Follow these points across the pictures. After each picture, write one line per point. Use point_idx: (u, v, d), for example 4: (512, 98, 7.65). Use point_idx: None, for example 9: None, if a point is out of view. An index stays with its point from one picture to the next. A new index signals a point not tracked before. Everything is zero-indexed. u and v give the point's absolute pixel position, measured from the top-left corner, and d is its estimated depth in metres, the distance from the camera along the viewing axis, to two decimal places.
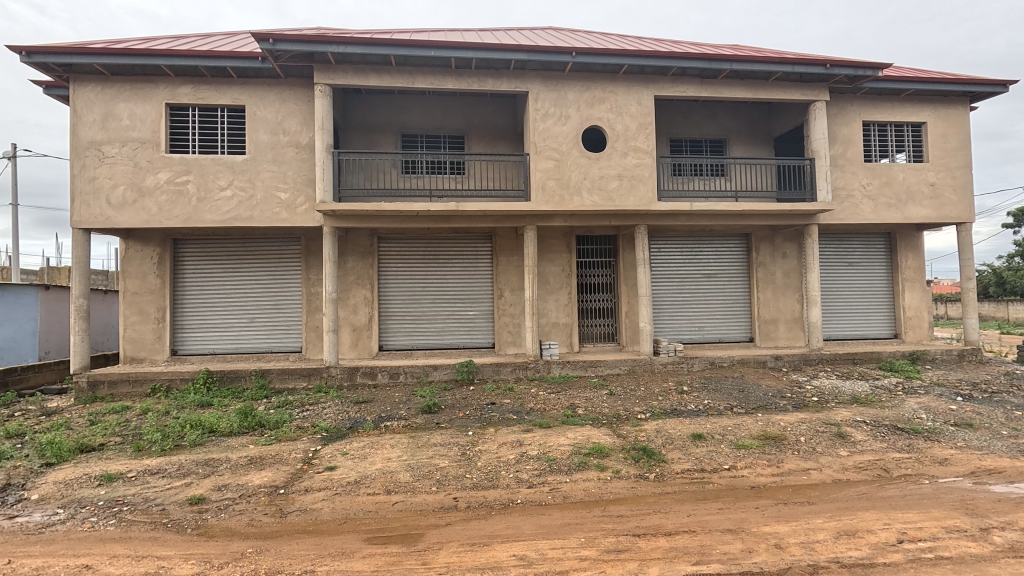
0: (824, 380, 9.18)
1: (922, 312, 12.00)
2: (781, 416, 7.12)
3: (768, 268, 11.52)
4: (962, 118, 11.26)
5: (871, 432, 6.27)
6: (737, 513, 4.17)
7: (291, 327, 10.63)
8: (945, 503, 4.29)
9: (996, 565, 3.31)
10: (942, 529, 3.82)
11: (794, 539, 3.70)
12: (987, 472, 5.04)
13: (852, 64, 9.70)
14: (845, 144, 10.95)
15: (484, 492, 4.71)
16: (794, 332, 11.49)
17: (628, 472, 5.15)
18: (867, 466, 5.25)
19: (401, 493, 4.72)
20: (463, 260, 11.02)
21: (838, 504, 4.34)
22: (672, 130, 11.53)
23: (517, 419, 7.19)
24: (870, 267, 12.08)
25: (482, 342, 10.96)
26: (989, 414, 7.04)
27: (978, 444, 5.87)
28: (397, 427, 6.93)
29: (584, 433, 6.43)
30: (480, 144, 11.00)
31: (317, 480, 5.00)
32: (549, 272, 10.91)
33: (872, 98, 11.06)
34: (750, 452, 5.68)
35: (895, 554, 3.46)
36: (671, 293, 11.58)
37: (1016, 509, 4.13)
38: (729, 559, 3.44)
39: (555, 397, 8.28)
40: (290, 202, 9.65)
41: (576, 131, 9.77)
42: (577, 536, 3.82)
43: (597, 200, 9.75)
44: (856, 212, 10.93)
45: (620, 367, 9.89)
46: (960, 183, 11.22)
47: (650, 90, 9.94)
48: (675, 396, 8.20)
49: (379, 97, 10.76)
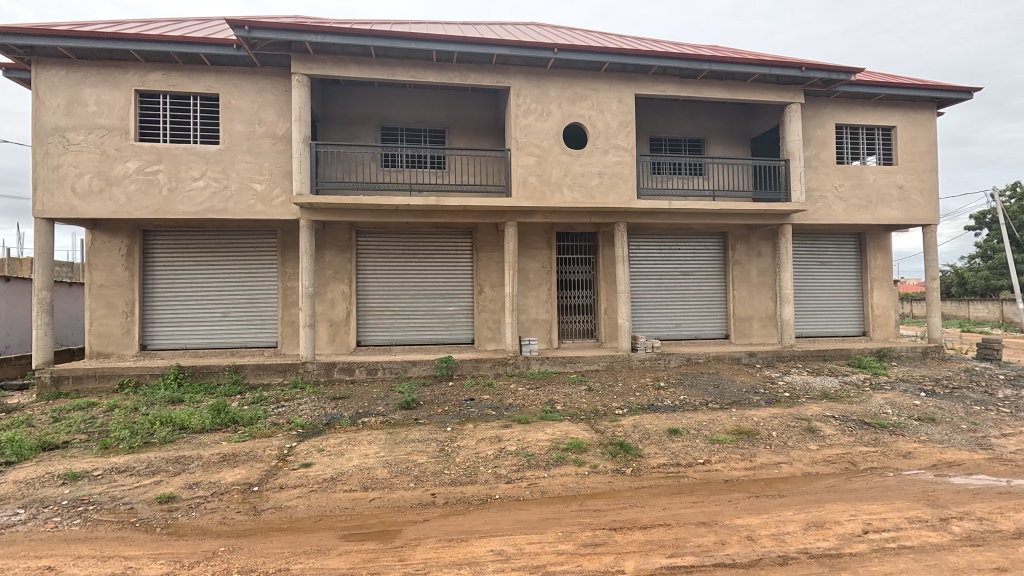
0: (796, 376, 9.40)
1: (889, 310, 12.40)
2: (754, 411, 7.28)
3: (744, 266, 11.77)
4: (930, 123, 11.63)
5: (839, 426, 6.48)
6: (710, 506, 4.26)
7: (266, 321, 10.45)
8: (908, 495, 4.45)
9: (954, 554, 3.45)
10: (904, 520, 3.97)
11: (765, 531, 3.80)
12: (947, 464, 5.25)
13: (827, 68, 9.94)
14: (818, 146, 11.19)
15: (462, 488, 4.71)
16: (767, 330, 11.77)
17: (606, 467, 5.20)
18: (835, 459, 5.41)
19: (378, 489, 4.67)
20: (442, 254, 10.94)
21: (807, 497, 4.45)
22: (652, 129, 11.63)
23: (497, 415, 7.19)
24: (841, 266, 12.42)
25: (462, 338, 10.94)
26: (950, 409, 7.32)
27: (939, 438, 6.11)
28: (375, 423, 6.87)
29: (562, 429, 6.47)
30: (461, 138, 10.93)
31: (292, 477, 4.92)
32: (529, 268, 10.89)
33: (844, 101, 11.33)
34: (724, 446, 5.81)
35: (861, 545, 3.58)
36: (650, 289, 11.69)
37: (973, 500, 4.32)
38: (702, 551, 3.51)
39: (533, 393, 8.30)
40: (265, 194, 9.46)
41: (557, 128, 9.78)
42: (554, 530, 3.86)
43: (578, 197, 9.79)
44: (828, 213, 11.20)
45: (598, 363, 9.96)
46: (926, 186, 11.62)
47: (631, 88, 10.01)
48: (652, 392, 8.31)
49: (358, 88, 10.58)
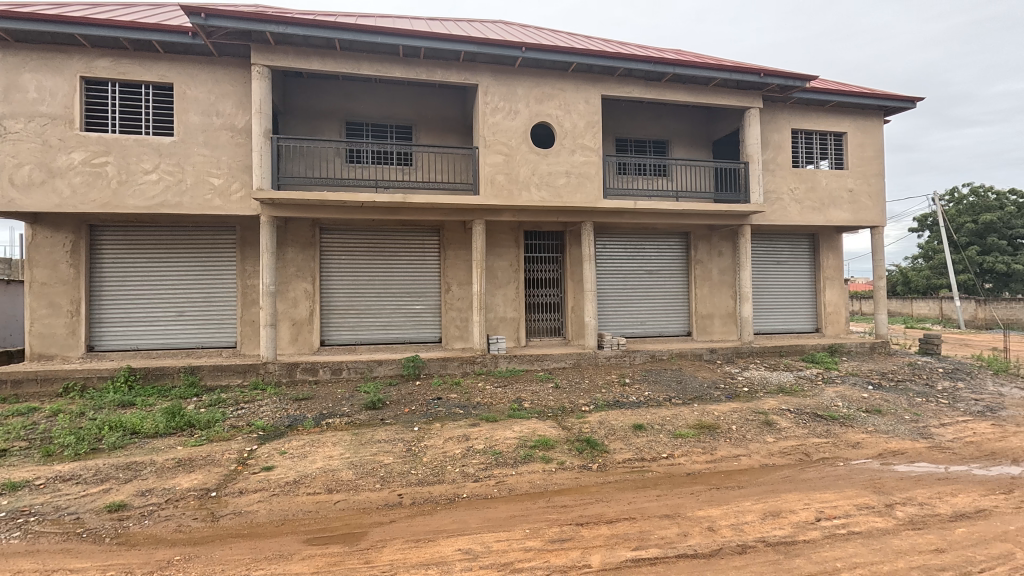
0: (754, 371, 9.76)
1: (840, 307, 13.01)
2: (715, 405, 7.51)
3: (706, 265, 12.12)
4: (877, 130, 12.24)
5: (794, 419, 6.77)
6: (673, 499, 4.37)
7: (225, 320, 10.10)
8: (857, 483, 4.68)
9: (898, 537, 3.65)
10: (853, 506, 4.17)
11: (725, 521, 3.93)
12: (892, 453, 5.56)
13: (784, 75, 10.32)
14: (775, 150, 11.62)
15: (430, 488, 4.67)
16: (727, 327, 12.16)
17: (572, 463, 5.27)
18: (790, 451, 5.64)
19: (343, 492, 4.59)
20: (409, 252, 10.81)
21: (765, 487, 4.63)
22: (618, 130, 11.81)
23: (464, 413, 7.16)
24: (797, 266, 12.94)
25: (429, 336, 10.85)
26: (895, 401, 7.75)
27: (885, 428, 6.46)
28: (340, 424, 6.73)
29: (530, 426, 6.51)
30: (428, 135, 10.82)
31: (253, 481, 4.78)
32: (497, 266, 10.89)
33: (800, 107, 11.79)
34: (686, 440, 5.97)
35: (814, 532, 3.75)
36: (616, 287, 11.87)
37: (915, 486, 4.59)
38: (666, 543, 3.60)
39: (501, 391, 8.31)
40: (224, 189, 9.12)
41: (525, 127, 9.80)
42: (522, 527, 3.88)
43: (545, 196, 9.84)
44: (784, 214, 11.65)
45: (565, 360, 10.06)
46: (874, 190, 12.23)
47: (598, 89, 10.13)
48: (618, 388, 8.46)
49: (322, 81, 10.32)
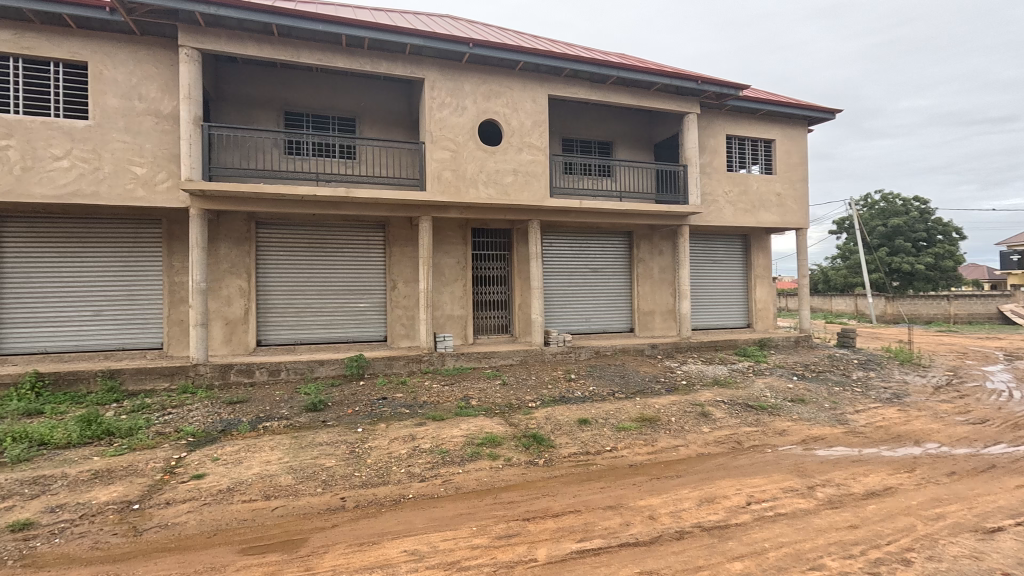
0: (692, 365, 10.22)
1: (769, 304, 13.88)
2: (656, 399, 7.81)
3: (647, 264, 12.56)
4: (802, 138, 13.12)
5: (727, 410, 7.15)
6: (616, 490, 4.51)
7: (149, 320, 9.41)
8: (783, 467, 5.01)
9: (818, 516, 3.95)
10: (780, 490, 4.46)
11: (664, 509, 4.09)
12: (813, 439, 5.99)
13: (720, 83, 10.86)
14: (712, 154, 12.19)
15: (374, 490, 4.56)
16: (667, 323, 12.67)
17: (519, 459, 5.31)
18: (724, 439, 5.96)
19: (282, 497, 4.40)
20: (352, 248, 10.49)
21: (701, 475, 4.86)
22: (564, 130, 11.98)
23: (411, 413, 7.05)
24: (730, 265, 13.66)
25: (373, 335, 10.59)
26: (816, 391, 8.36)
27: (808, 416, 6.95)
28: (279, 428, 6.45)
29: (477, 424, 6.50)
30: (372, 128, 10.53)
31: (181, 491, 4.48)
32: (444, 263, 10.78)
33: (733, 114, 12.43)
34: (629, 433, 6.17)
35: (745, 515, 3.99)
36: (562, 284, 12.06)
37: (833, 468, 4.98)
38: (609, 533, 3.71)
39: (448, 390, 8.24)
40: (147, 178, 8.48)
41: (472, 124, 9.75)
42: (469, 525, 3.86)
43: (493, 194, 9.84)
44: (719, 216, 12.25)
45: (512, 357, 10.11)
46: (799, 194, 13.11)
47: (544, 88, 10.24)
48: (563, 384, 8.61)
49: (258, 68, 9.80)
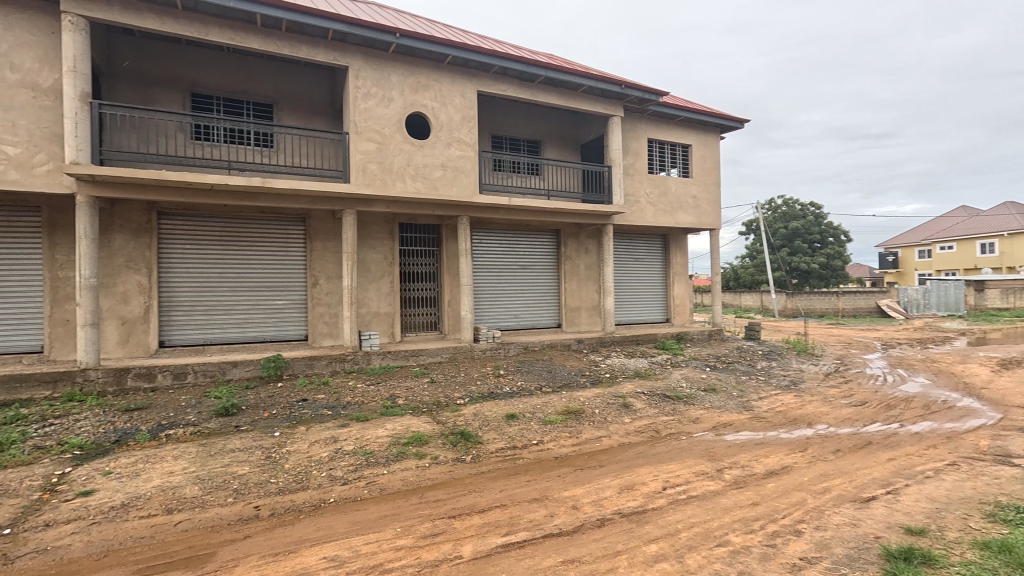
0: (615, 359, 10.65)
1: (686, 299, 14.75)
2: (581, 392, 8.05)
3: (574, 261, 12.91)
4: (715, 145, 14.04)
5: (647, 400, 7.52)
6: (542, 483, 4.60)
7: (26, 320, 8.33)
8: (696, 453, 5.35)
9: (725, 496, 4.25)
10: (692, 474, 4.76)
11: (587, 498, 4.23)
12: (723, 425, 6.45)
13: (641, 88, 11.35)
14: (634, 157, 12.73)
15: (292, 496, 4.34)
16: (592, 318, 13.12)
17: (446, 457, 5.27)
18: (643, 429, 6.26)
19: (187, 510, 4.06)
20: (269, 242, 9.88)
21: (621, 464, 5.08)
22: (493, 126, 12.00)
23: (333, 414, 6.78)
24: (651, 263, 14.36)
25: (293, 334, 10.06)
26: (726, 380, 9.00)
27: (718, 404, 7.47)
28: (184, 436, 5.95)
29: (403, 423, 6.36)
30: (292, 116, 9.97)
31: (65, 511, 4.01)
32: (370, 259, 10.45)
33: (654, 119, 13.05)
34: (555, 426, 6.32)
35: (660, 499, 4.21)
36: (491, 281, 12.09)
37: (738, 451, 5.38)
38: (534, 525, 3.77)
39: (373, 389, 8.00)
40: (23, 160, 7.49)
41: (399, 116, 9.51)
42: (393, 527, 3.78)
43: (421, 188, 9.66)
44: (641, 216, 12.82)
45: (441, 355, 10.00)
46: (712, 197, 14.02)
47: (473, 84, 10.19)
48: (492, 380, 8.65)
49: (159, 43, 8.95)
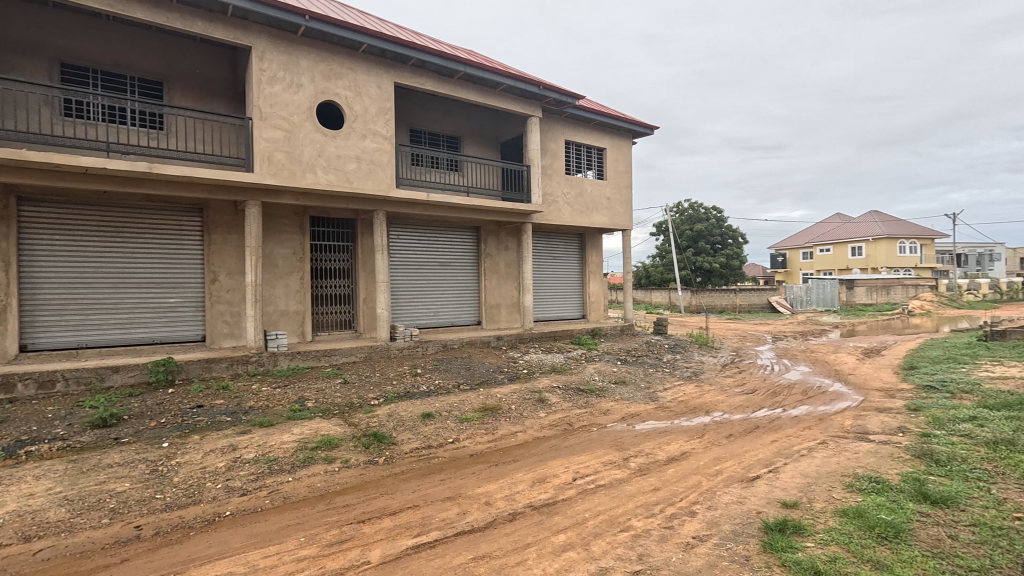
0: (533, 355, 10.86)
1: (600, 296, 15.38)
2: (498, 388, 8.12)
3: (493, 259, 12.99)
4: (627, 149, 14.73)
5: (562, 394, 7.74)
6: (456, 481, 4.58)
7: None
8: (605, 443, 5.59)
9: (629, 483, 4.48)
10: (601, 464, 4.97)
11: (500, 494, 4.27)
12: (631, 415, 6.79)
13: (559, 90, 11.64)
14: (552, 157, 13.02)
15: (181, 512, 3.97)
16: (512, 315, 13.30)
17: (358, 460, 5.09)
18: (557, 422, 6.44)
19: (50, 537, 3.58)
20: (159, 234, 8.98)
21: (535, 458, 5.18)
22: (412, 120, 11.73)
23: (233, 421, 6.30)
24: (569, 261, 14.80)
25: (189, 335, 9.24)
26: (635, 373, 9.49)
27: (627, 396, 7.86)
28: (50, 452, 5.25)
29: (312, 427, 6.06)
30: (186, 97, 9.12)
31: None
32: (277, 254, 9.82)
33: (571, 122, 13.44)
34: (471, 423, 6.32)
35: (570, 490, 4.35)
36: (409, 278, 11.83)
37: (644, 440, 5.70)
38: (446, 524, 3.75)
39: (280, 392, 7.54)
40: None
41: (310, 103, 9.01)
42: (296, 537, 3.58)
43: (333, 181, 9.23)
44: (559, 215, 13.16)
45: (356, 354, 9.63)
46: (625, 199, 14.71)
47: (390, 75, 9.90)
48: (409, 379, 8.48)
49: (19, 4, 7.79)
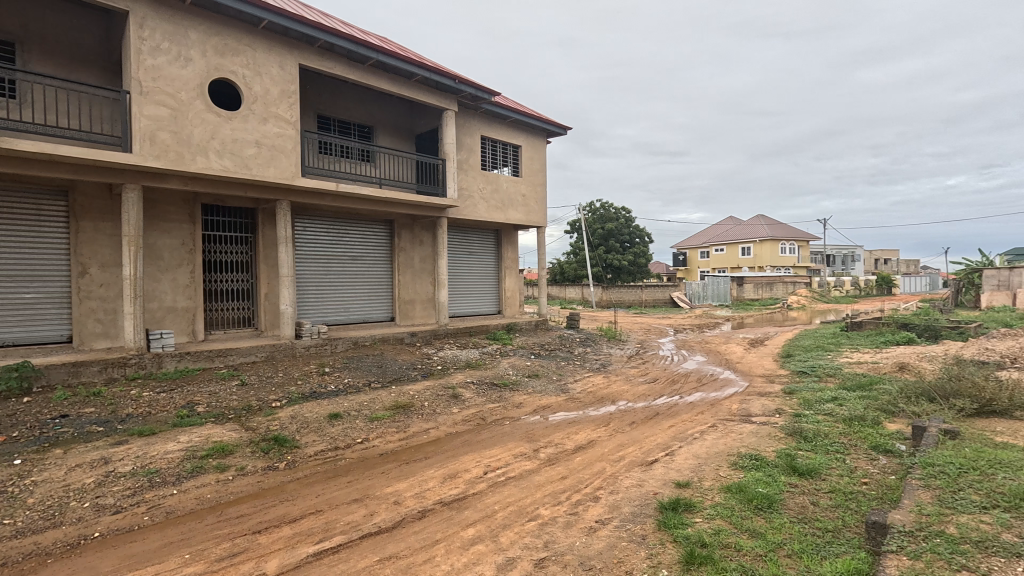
0: (448, 351, 10.77)
1: (516, 292, 15.60)
2: (411, 385, 7.96)
3: (408, 253, 12.70)
4: (542, 148, 15.05)
5: (475, 390, 7.76)
6: (364, 482, 4.42)
7: None
8: (517, 436, 5.67)
9: (539, 474, 4.59)
10: (512, 456, 5.04)
11: (409, 492, 4.19)
12: (542, 408, 6.96)
13: (474, 85, 11.62)
14: (468, 152, 12.97)
15: (34, 538, 3.45)
16: (427, 311, 13.09)
17: (255, 467, 4.75)
18: (470, 417, 6.44)
19: None
20: (10, 219, 7.75)
21: (446, 454, 5.14)
22: (319, 106, 11.12)
23: (105, 432, 5.61)
24: (485, 257, 14.84)
25: (51, 335, 8.08)
26: (547, 366, 9.75)
27: (539, 389, 8.05)
28: None
29: (202, 434, 5.56)
30: (46, 63, 7.93)
31: None
32: (162, 245, 8.87)
33: (487, 118, 13.47)
34: (382, 422, 6.14)
35: (481, 484, 4.37)
36: (317, 272, 11.22)
37: (554, 431, 5.87)
38: (351, 527, 3.60)
39: (164, 397, 6.83)
40: None
41: (201, 80, 8.23)
42: (179, 555, 3.26)
43: (229, 166, 8.51)
44: (475, 211, 13.15)
45: (256, 354, 8.97)
46: (539, 197, 15.02)
47: (294, 56, 9.30)
48: (315, 378, 8.06)
49: None
